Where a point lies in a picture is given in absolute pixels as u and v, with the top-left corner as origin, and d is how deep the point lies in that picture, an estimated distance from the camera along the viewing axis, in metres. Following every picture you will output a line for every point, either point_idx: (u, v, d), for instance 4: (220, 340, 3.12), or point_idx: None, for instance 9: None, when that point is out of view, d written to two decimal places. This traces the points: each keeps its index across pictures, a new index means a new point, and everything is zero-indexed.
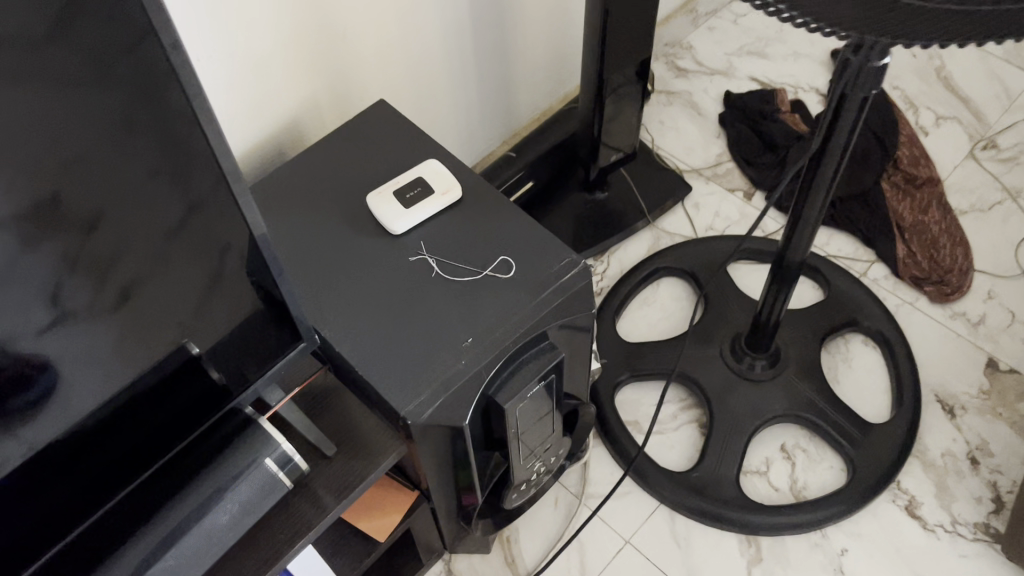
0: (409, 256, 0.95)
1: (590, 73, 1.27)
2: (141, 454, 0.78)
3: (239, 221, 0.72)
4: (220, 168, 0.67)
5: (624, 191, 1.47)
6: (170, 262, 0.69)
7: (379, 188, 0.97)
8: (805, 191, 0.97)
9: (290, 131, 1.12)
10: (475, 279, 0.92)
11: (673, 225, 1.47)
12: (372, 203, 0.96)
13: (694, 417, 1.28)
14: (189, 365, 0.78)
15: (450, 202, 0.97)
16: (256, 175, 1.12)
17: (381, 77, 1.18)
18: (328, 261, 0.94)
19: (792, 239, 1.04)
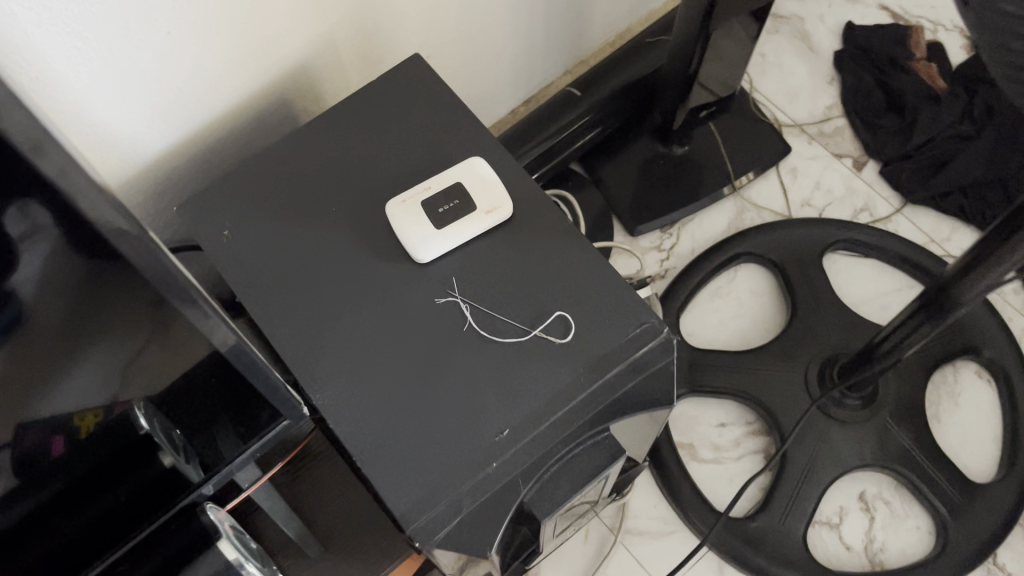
0: (435, 296, 0.72)
1: (691, 12, 0.98)
2: (87, 546, 0.61)
3: (198, 333, 0.52)
4: (170, 285, 0.47)
5: (706, 148, 1.20)
6: (112, 329, 0.49)
7: (402, 196, 0.74)
8: (998, 248, 0.72)
9: (297, 80, 0.86)
10: (520, 342, 0.69)
11: (761, 195, 1.21)
12: (393, 216, 0.73)
13: (760, 446, 1.08)
14: (142, 448, 0.60)
15: (495, 223, 0.73)
16: (251, 133, 0.87)
17: (422, 9, 0.91)
18: (325, 297, 0.72)
19: (958, 285, 0.79)
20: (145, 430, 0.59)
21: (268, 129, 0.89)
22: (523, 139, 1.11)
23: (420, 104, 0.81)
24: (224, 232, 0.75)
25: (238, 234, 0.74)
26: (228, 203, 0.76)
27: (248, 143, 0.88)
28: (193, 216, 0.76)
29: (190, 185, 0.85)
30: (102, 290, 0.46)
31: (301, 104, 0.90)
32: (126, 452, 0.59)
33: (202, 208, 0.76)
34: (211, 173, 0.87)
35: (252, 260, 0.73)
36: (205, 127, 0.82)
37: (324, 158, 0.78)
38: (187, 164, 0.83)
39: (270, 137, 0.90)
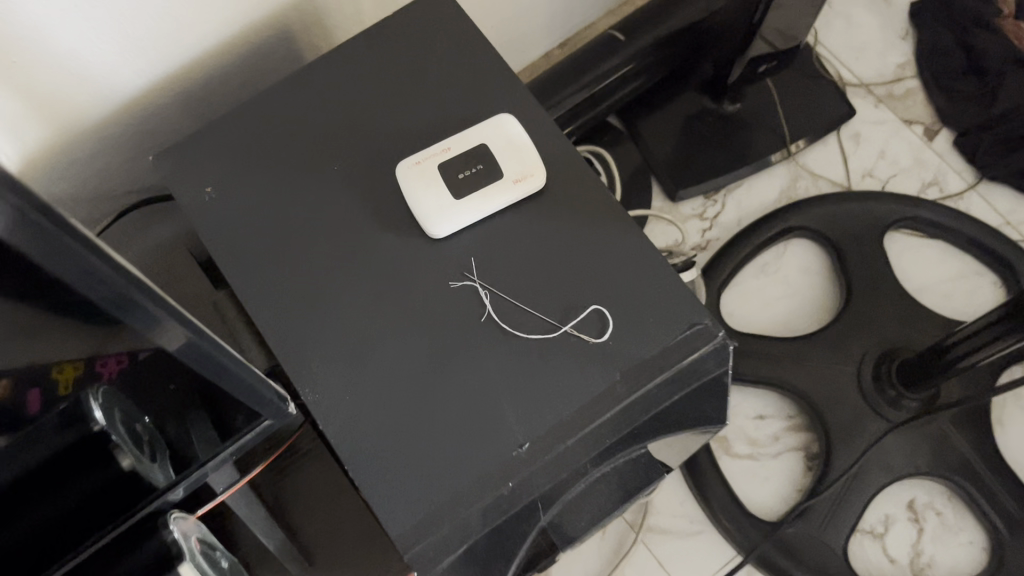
0: (449, 279, 0.61)
1: None
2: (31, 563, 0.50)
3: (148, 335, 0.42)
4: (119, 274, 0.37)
5: (761, 106, 1.07)
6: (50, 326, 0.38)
7: (415, 156, 0.63)
8: None
9: (302, 13, 0.74)
10: (547, 339, 0.59)
11: (819, 161, 1.09)
12: (403, 181, 0.62)
13: (799, 444, 0.97)
14: (95, 443, 0.49)
15: (524, 194, 0.62)
16: (247, 70, 0.76)
17: None
18: (320, 276, 0.62)
19: None
20: (99, 425, 0.49)
21: (267, 67, 0.77)
22: (559, 84, 0.98)
23: (444, 49, 0.69)
24: (206, 189, 0.65)
25: (223, 194, 0.64)
26: (214, 155, 0.66)
27: (243, 83, 0.77)
28: (172, 168, 0.66)
29: (174, 128, 0.74)
30: (39, 283, 0.35)
31: (308, 41, 0.78)
32: (78, 451, 0.48)
33: (182, 160, 0.66)
34: (199, 116, 0.76)
35: (237, 225, 0.63)
36: (193, 62, 0.70)
37: (330, 107, 0.67)
38: (170, 105, 0.72)
39: (268, 77, 0.79)
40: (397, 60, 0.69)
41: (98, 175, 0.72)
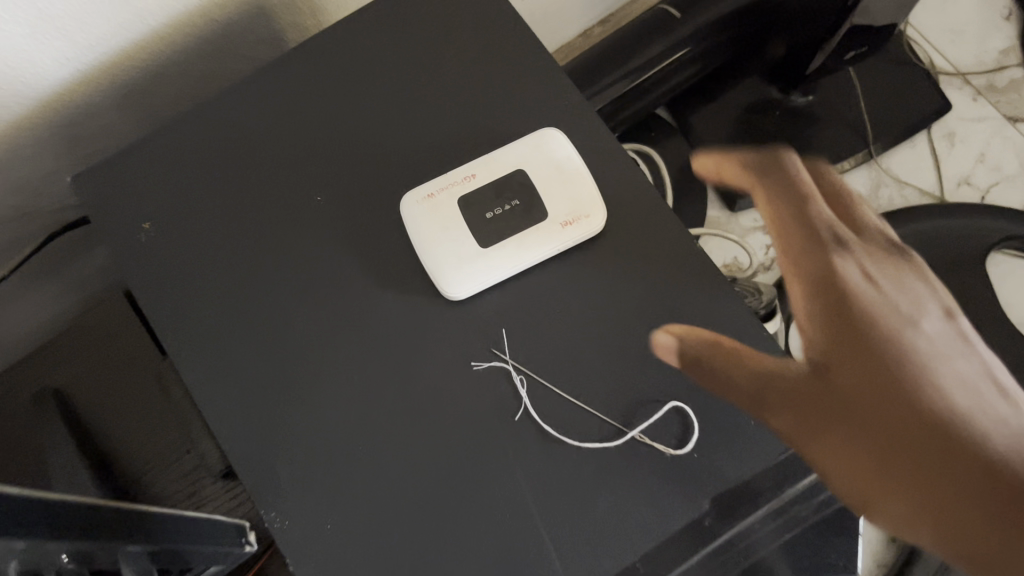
0: (469, 358, 0.44)
1: None
2: None
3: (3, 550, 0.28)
4: None
5: (838, 100, 0.90)
6: None
7: (428, 186, 0.47)
8: None
9: None
10: (607, 449, 0.42)
11: (905, 165, 0.92)
12: (410, 222, 0.46)
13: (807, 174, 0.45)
14: None
15: (577, 241, 0.46)
16: (214, 59, 0.58)
17: None
18: (296, 349, 0.45)
19: None
20: None
21: (237, 56, 0.60)
22: (600, 71, 0.81)
23: (467, 36, 0.52)
24: (143, 225, 0.48)
25: (166, 232, 0.48)
26: (156, 178, 0.49)
27: (204, 75, 0.59)
28: (99, 193, 0.49)
29: (113, 131, 0.57)
30: None
31: (292, 21, 0.60)
32: None
33: (111, 184, 0.49)
34: (147, 115, 0.58)
35: (185, 276, 0.47)
36: (132, 54, 0.52)
37: (315, 114, 0.50)
38: (108, 104, 0.55)
39: (243, 66, 0.61)
40: (405, 52, 0.52)
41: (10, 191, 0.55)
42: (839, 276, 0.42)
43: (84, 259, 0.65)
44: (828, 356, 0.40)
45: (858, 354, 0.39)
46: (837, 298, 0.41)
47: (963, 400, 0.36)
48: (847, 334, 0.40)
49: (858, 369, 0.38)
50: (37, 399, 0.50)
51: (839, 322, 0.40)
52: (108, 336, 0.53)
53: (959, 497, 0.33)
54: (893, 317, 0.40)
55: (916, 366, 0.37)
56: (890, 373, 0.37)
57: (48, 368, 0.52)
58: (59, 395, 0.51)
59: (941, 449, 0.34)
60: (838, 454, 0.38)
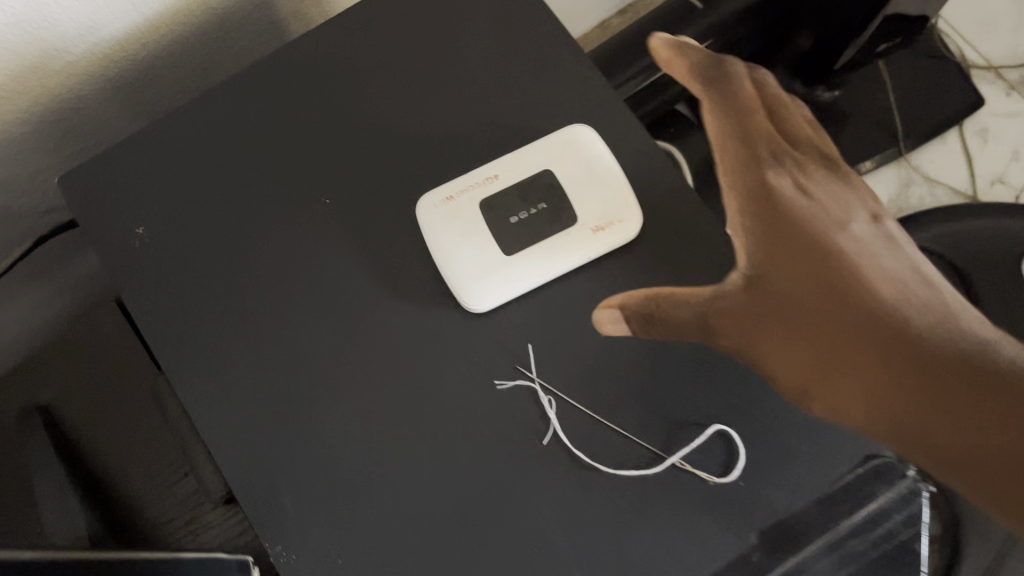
0: (493, 376, 0.41)
1: None
2: None
3: None
4: None
5: (866, 96, 0.87)
6: None
7: (445, 188, 0.43)
8: None
9: None
10: (644, 478, 0.39)
11: (936, 163, 0.88)
12: (427, 228, 0.43)
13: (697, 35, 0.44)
14: None
15: (610, 248, 0.42)
16: (214, 49, 0.54)
17: None
18: (303, 366, 0.41)
19: None
20: None
21: (236, 46, 0.56)
22: (619, 64, 0.77)
23: (486, 24, 0.48)
24: (136, 229, 0.44)
25: (162, 237, 0.44)
26: (151, 178, 0.45)
27: (202, 66, 0.55)
28: (90, 194, 0.45)
29: (104, 125, 0.53)
30: None
31: (296, 10, 0.56)
32: None
33: (102, 184, 0.46)
34: (142, 108, 0.55)
35: (182, 286, 0.43)
36: (126, 42, 0.49)
37: (323, 110, 0.47)
38: (99, 97, 0.51)
39: (245, 58, 0.57)
40: (420, 42, 0.48)
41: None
42: (774, 184, 0.39)
43: (73, 258, 0.61)
44: (768, 264, 0.37)
45: (800, 262, 0.37)
46: (770, 207, 0.38)
47: (893, 297, 0.34)
48: (784, 242, 0.37)
49: (798, 278, 0.36)
50: (22, 414, 0.47)
51: (771, 236, 0.38)
52: (100, 350, 0.50)
53: (926, 396, 0.32)
54: (827, 221, 0.38)
55: (853, 263, 0.36)
56: (832, 281, 0.35)
57: (37, 387, 0.49)
58: (45, 410, 0.48)
59: (898, 353, 0.33)
60: (784, 364, 0.36)
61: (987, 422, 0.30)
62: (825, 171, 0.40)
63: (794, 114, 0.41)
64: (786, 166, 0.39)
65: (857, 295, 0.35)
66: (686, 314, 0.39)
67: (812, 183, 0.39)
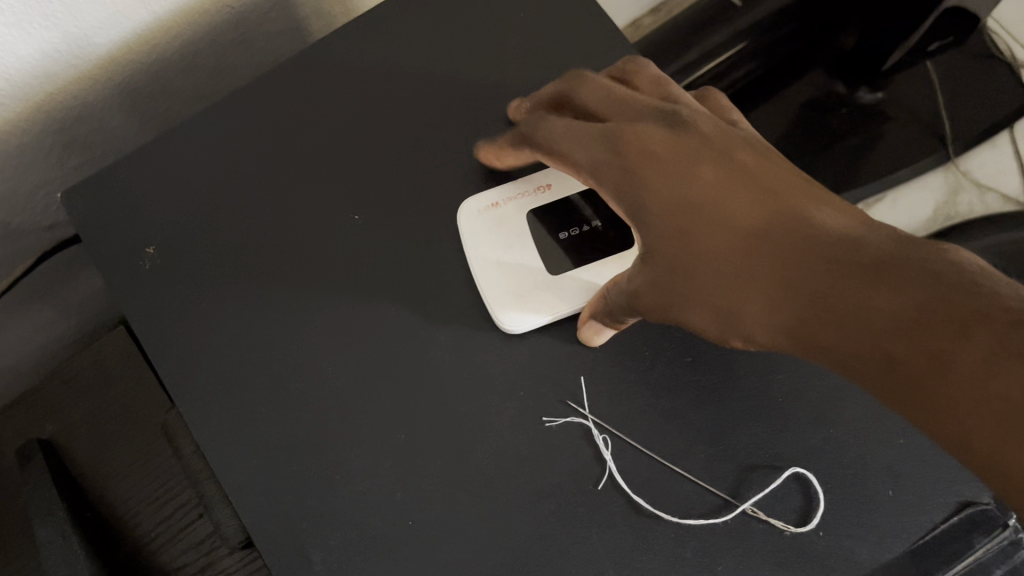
0: (542, 413, 0.37)
1: None
2: None
3: None
4: None
5: (913, 98, 0.83)
6: None
7: (491, 196, 0.40)
8: None
9: None
10: (711, 527, 0.35)
11: (986, 168, 0.85)
12: (468, 235, 0.39)
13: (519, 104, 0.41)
14: None
15: None
16: (230, 50, 0.50)
17: None
18: (332, 401, 0.38)
19: None
20: None
21: (253, 51, 0.52)
22: None
23: (527, 24, 0.44)
24: (146, 249, 0.41)
25: (174, 258, 0.40)
26: (163, 192, 0.42)
27: (216, 71, 0.51)
28: (95, 212, 0.41)
29: (109, 129, 0.49)
30: None
31: (319, 9, 0.52)
32: None
33: (107, 201, 0.42)
34: (148, 111, 0.50)
35: (196, 312, 0.39)
36: (135, 44, 0.45)
37: (351, 119, 0.43)
38: (104, 101, 0.47)
39: (263, 59, 0.53)
40: (456, 44, 0.44)
41: None
42: (625, 157, 0.34)
43: (80, 278, 0.58)
44: (645, 232, 0.33)
45: (671, 217, 0.33)
46: (621, 173, 0.34)
47: (753, 217, 0.31)
48: (643, 200, 0.34)
49: (667, 235, 0.33)
50: (22, 454, 0.44)
51: (632, 201, 0.34)
52: (111, 377, 0.47)
53: (797, 309, 0.28)
54: (676, 166, 0.33)
55: (706, 194, 0.32)
56: (704, 226, 0.32)
57: (48, 418, 0.47)
58: (49, 448, 0.45)
59: (768, 277, 0.30)
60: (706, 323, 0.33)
61: (891, 309, 0.26)
62: (664, 125, 0.35)
63: (624, 92, 0.37)
64: (627, 135, 0.35)
65: (722, 232, 0.31)
66: (617, 311, 0.35)
67: (650, 135, 0.34)
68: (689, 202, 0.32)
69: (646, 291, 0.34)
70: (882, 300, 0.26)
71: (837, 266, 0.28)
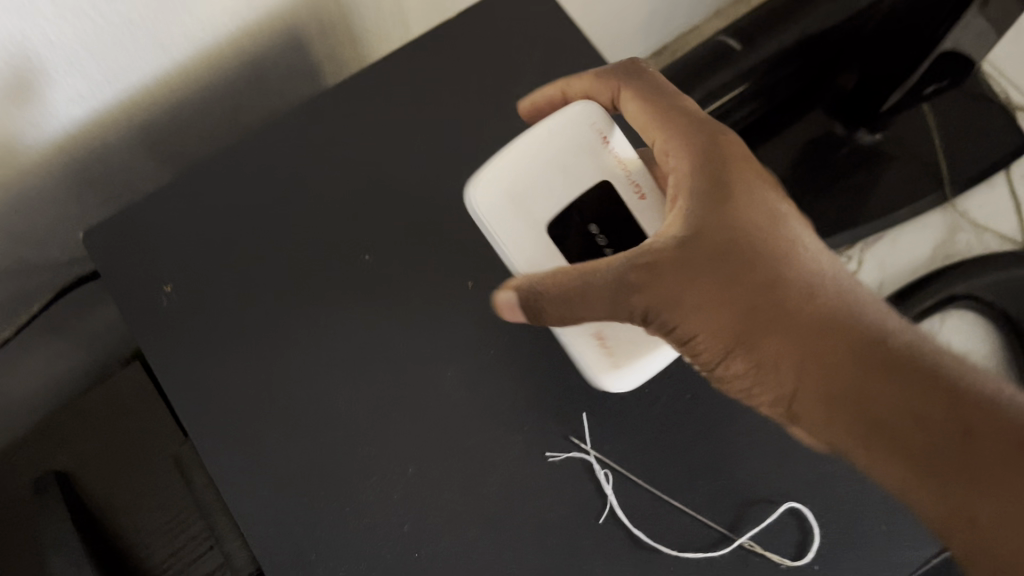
0: (545, 448, 0.38)
1: None
2: None
3: None
4: None
5: (910, 139, 0.85)
6: None
7: (617, 133, 0.41)
8: None
9: (326, 31, 0.51)
10: (711, 560, 0.36)
11: (982, 208, 0.86)
12: (575, 136, 0.40)
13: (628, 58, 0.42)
14: None
15: (591, 369, 0.37)
16: (245, 91, 0.52)
17: None
18: (343, 435, 0.39)
19: None
20: None
21: (266, 94, 0.54)
22: None
23: (534, 73, 0.46)
24: (164, 286, 0.42)
25: (192, 295, 0.41)
26: (181, 231, 0.43)
27: (230, 110, 0.53)
28: (115, 250, 0.42)
29: (123, 165, 0.51)
30: None
31: (332, 54, 0.54)
32: None
33: (127, 238, 0.43)
34: (162, 149, 0.52)
35: (210, 349, 0.40)
36: (154, 84, 0.46)
37: (362, 161, 0.44)
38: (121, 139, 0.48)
39: (275, 100, 0.55)
40: (465, 90, 0.46)
41: (14, 240, 0.50)
42: (728, 162, 0.37)
43: (91, 314, 0.59)
44: (721, 228, 0.35)
45: (758, 235, 0.35)
46: (714, 170, 0.36)
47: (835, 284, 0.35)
48: (731, 203, 0.36)
49: (748, 247, 0.35)
50: (39, 484, 0.45)
51: (717, 195, 0.36)
52: (124, 414, 0.48)
53: (871, 363, 0.32)
54: (768, 203, 0.36)
55: (792, 244, 0.35)
56: (791, 263, 0.35)
57: (61, 454, 0.48)
58: (65, 481, 0.46)
59: (846, 326, 0.33)
60: (707, 319, 0.34)
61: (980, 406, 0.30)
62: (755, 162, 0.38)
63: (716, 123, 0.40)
64: (728, 147, 0.38)
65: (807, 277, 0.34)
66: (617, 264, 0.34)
67: (745, 161, 0.37)
68: (777, 236, 0.35)
69: (695, 269, 0.34)
70: (975, 398, 0.30)
71: (919, 355, 0.32)
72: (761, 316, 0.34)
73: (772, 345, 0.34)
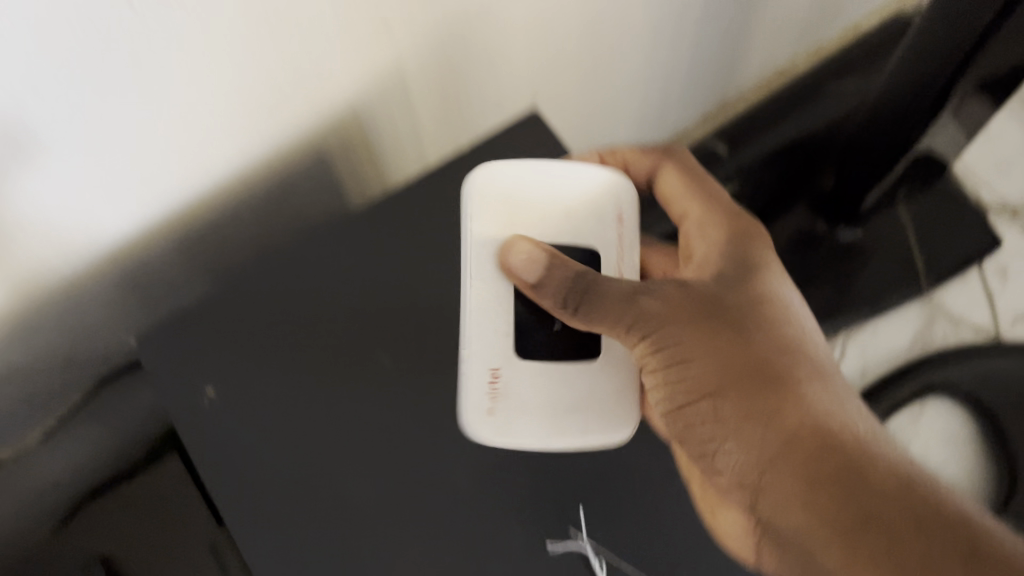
0: (547, 539, 0.43)
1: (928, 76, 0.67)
2: None
3: None
4: None
5: (888, 236, 0.91)
6: None
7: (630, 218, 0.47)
8: None
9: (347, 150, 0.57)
10: None
11: (959, 300, 0.91)
12: (594, 201, 0.46)
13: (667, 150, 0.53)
14: None
15: (480, 397, 0.41)
16: (274, 202, 0.57)
17: (540, 46, 0.61)
18: (365, 527, 0.43)
19: None
20: None
21: (293, 204, 0.59)
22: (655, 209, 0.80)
23: None
24: (205, 389, 0.46)
25: (231, 397, 0.46)
26: (220, 338, 0.47)
27: (260, 219, 0.58)
28: (161, 355, 0.47)
29: (161, 270, 0.55)
30: None
31: (353, 168, 0.59)
32: None
33: (172, 345, 0.47)
34: (197, 255, 0.57)
35: (245, 448, 0.45)
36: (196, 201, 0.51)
37: (383, 276, 0.50)
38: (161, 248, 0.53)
39: (300, 209, 0.60)
40: None
41: (63, 340, 0.54)
42: (753, 241, 0.46)
43: None
44: (746, 289, 0.43)
45: (779, 317, 0.43)
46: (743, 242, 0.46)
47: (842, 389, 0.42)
48: (757, 274, 0.44)
49: (772, 320, 0.42)
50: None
51: (743, 259, 0.45)
52: (162, 503, 0.53)
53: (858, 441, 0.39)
54: (791, 297, 0.45)
55: (811, 347, 0.43)
56: (806, 353, 0.42)
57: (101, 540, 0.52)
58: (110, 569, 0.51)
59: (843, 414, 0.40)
60: (718, 353, 0.41)
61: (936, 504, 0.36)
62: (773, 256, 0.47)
63: None
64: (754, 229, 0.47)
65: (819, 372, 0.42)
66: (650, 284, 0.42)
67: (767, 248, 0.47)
68: (795, 327, 0.43)
69: (720, 314, 0.42)
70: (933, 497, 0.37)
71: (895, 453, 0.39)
72: (767, 372, 0.41)
73: (768, 396, 0.40)
